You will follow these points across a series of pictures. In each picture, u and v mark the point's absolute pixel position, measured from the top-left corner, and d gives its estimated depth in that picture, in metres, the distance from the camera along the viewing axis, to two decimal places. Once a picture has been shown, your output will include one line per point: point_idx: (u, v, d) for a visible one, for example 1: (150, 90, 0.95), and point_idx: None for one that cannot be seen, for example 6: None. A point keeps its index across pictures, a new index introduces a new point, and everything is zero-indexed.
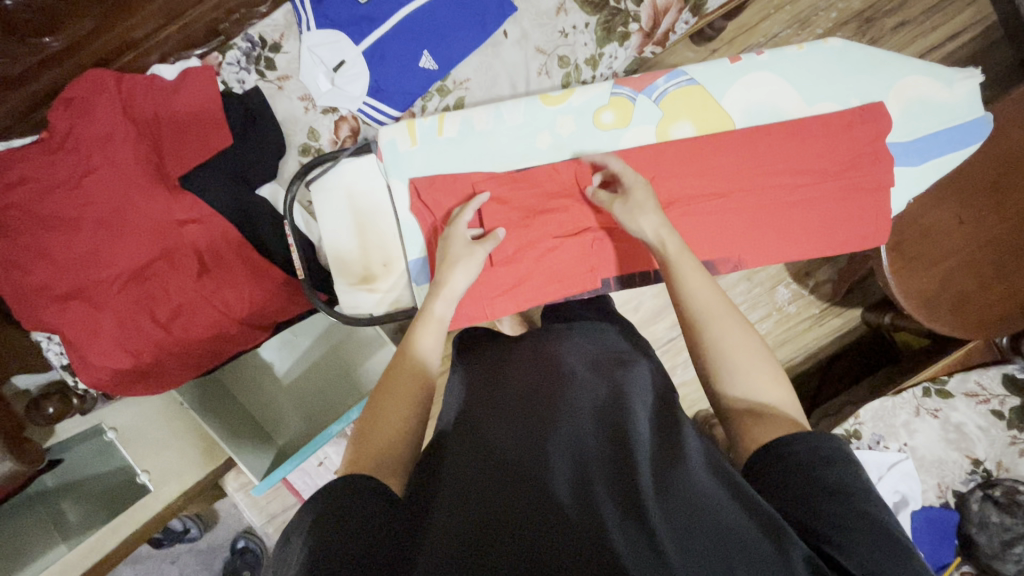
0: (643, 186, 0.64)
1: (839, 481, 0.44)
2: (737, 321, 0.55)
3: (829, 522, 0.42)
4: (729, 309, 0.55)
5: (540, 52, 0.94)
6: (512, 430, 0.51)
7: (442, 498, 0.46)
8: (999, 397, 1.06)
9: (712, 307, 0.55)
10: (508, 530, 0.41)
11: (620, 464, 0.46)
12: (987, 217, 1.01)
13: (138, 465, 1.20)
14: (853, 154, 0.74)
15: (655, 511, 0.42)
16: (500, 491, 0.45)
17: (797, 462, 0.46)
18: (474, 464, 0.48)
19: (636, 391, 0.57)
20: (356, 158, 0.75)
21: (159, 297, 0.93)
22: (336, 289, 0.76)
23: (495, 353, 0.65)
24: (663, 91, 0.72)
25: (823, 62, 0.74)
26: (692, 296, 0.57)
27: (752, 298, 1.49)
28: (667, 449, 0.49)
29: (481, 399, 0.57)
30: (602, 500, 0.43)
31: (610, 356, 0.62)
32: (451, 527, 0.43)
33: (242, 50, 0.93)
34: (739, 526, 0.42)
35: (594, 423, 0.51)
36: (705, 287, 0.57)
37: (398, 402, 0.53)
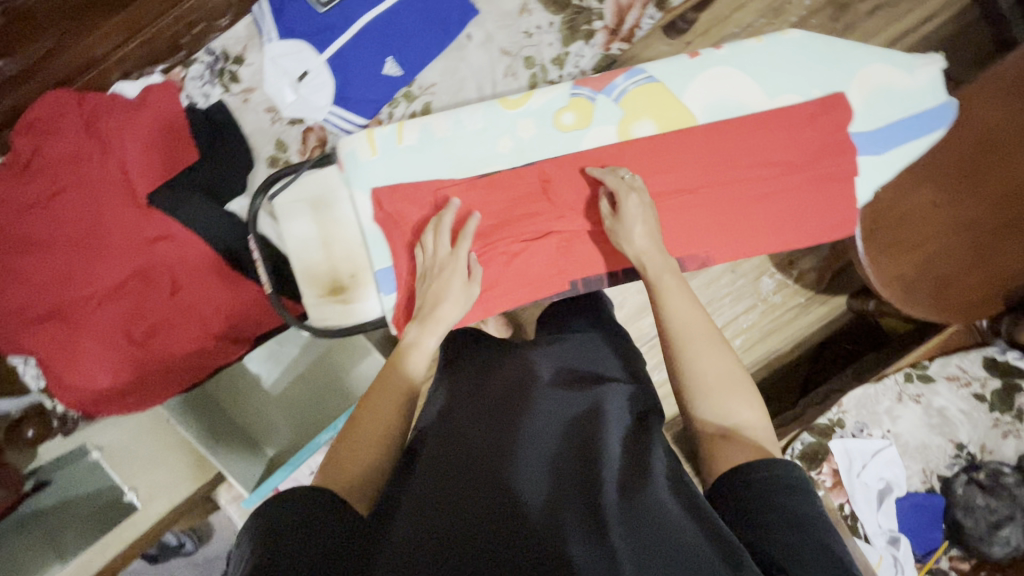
0: (642, 203, 0.64)
1: (799, 511, 0.45)
2: (717, 345, 0.56)
3: (771, 542, 0.44)
4: (711, 332, 0.56)
5: (504, 54, 0.94)
6: (483, 447, 0.53)
7: (408, 509, 0.48)
8: (980, 379, 1.05)
9: (694, 328, 0.57)
10: (469, 545, 0.43)
11: (586, 484, 0.48)
12: (967, 201, 0.99)
13: (126, 483, 1.21)
14: (818, 145, 0.73)
15: (616, 529, 0.44)
16: (466, 505, 0.46)
17: (761, 487, 0.47)
18: (444, 479, 0.50)
19: (611, 406, 0.58)
20: (318, 170, 0.75)
21: (133, 316, 0.92)
22: (305, 302, 0.76)
23: (476, 368, 0.67)
24: (623, 90, 0.72)
25: (783, 54, 0.73)
26: (674, 314, 0.58)
27: (736, 290, 1.47)
28: (635, 465, 0.51)
29: (460, 416, 0.59)
30: (565, 520, 0.45)
31: (590, 372, 0.64)
32: (413, 537, 0.44)
33: (206, 64, 0.94)
34: (695, 543, 0.43)
35: (565, 441, 0.53)
36: (690, 308, 0.59)
37: (376, 420, 0.55)
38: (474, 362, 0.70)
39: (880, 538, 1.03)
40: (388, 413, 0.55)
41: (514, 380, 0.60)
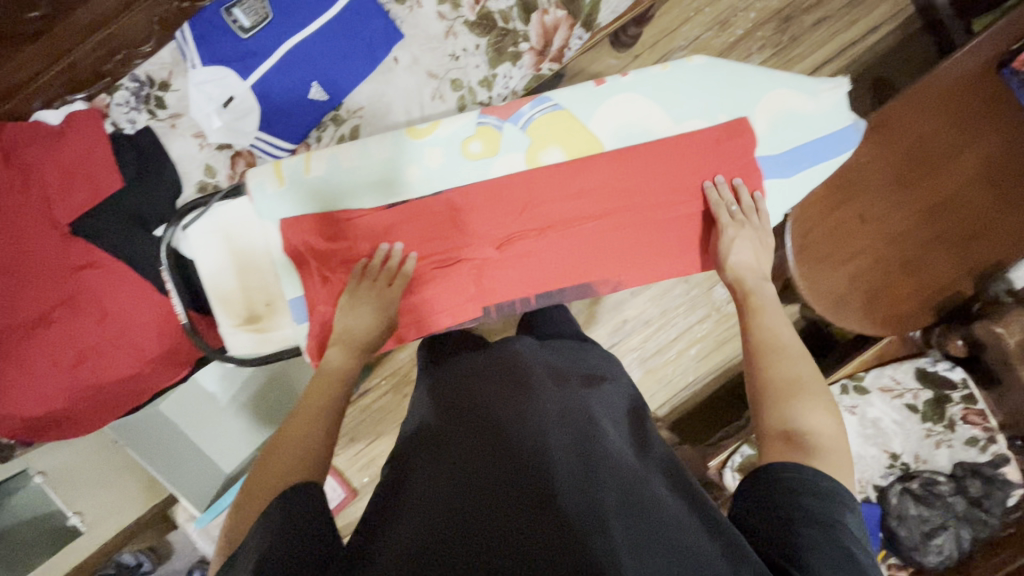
0: (758, 229, 0.71)
1: (818, 510, 0.47)
2: (799, 358, 0.60)
3: (791, 538, 0.46)
4: (797, 347, 0.61)
5: (431, 76, 0.94)
6: (487, 447, 0.55)
7: (412, 509, 0.50)
8: (913, 391, 1.07)
9: (780, 343, 0.62)
10: (468, 536, 0.45)
11: (585, 476, 0.50)
12: (891, 215, 1.02)
13: (69, 508, 1.21)
14: (727, 170, 0.74)
15: (616, 520, 0.46)
16: (469, 502, 0.49)
17: (789, 486, 0.49)
18: (446, 480, 0.52)
19: (607, 410, 0.62)
20: (229, 202, 0.74)
21: (61, 345, 0.91)
22: (221, 331, 0.77)
23: (474, 370, 0.70)
24: (528, 118, 0.72)
25: (688, 79, 0.74)
26: (759, 328, 0.64)
27: (691, 299, 1.49)
28: (637, 465, 0.54)
29: (459, 418, 0.61)
30: (571, 514, 0.46)
31: (587, 376, 0.69)
32: (417, 534, 0.47)
33: (131, 90, 0.92)
34: (697, 541, 0.46)
35: (566, 436, 0.55)
36: (781, 327, 0.63)
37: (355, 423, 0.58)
38: (473, 361, 0.73)
39: None
40: (313, 419, 0.57)
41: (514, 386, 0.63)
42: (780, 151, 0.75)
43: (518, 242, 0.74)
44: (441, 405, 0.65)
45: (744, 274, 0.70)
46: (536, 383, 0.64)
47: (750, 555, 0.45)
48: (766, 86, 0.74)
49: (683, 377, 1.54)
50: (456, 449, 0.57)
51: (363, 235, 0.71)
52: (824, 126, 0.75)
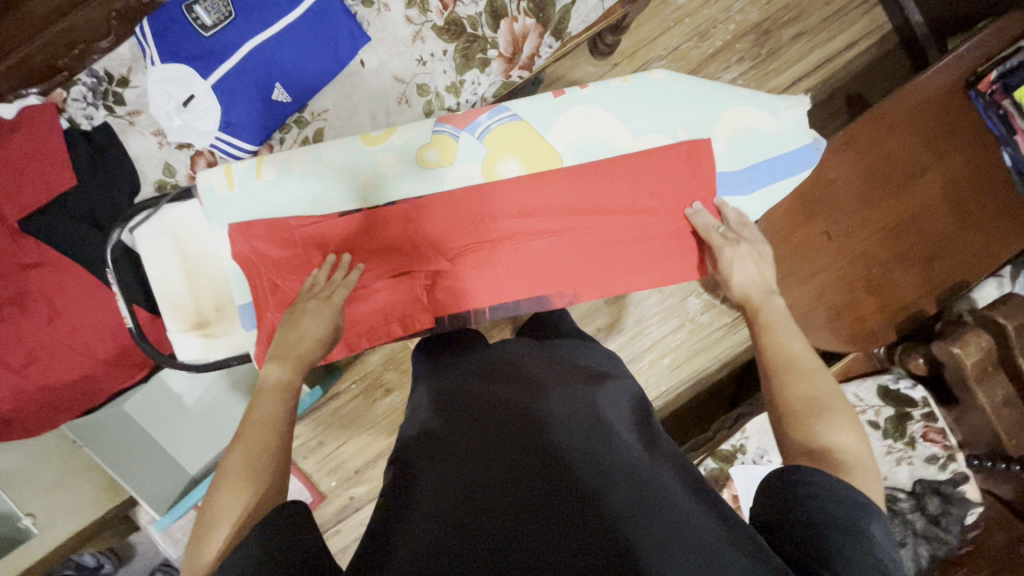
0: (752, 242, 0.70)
1: (848, 518, 0.46)
2: (817, 377, 0.57)
3: (815, 543, 0.44)
4: (812, 364, 0.58)
5: (397, 81, 0.93)
6: (496, 448, 0.54)
7: (420, 514, 0.49)
8: (875, 407, 1.07)
9: (793, 359, 0.59)
10: (480, 540, 0.44)
11: (597, 476, 0.49)
12: (857, 232, 1.02)
13: (21, 509, 1.18)
14: (685, 186, 0.73)
15: (632, 519, 0.45)
16: (478, 505, 0.48)
17: (816, 493, 0.48)
18: (452, 482, 0.51)
19: (614, 408, 0.61)
20: (178, 203, 0.73)
21: (11, 343, 0.89)
22: (169, 335, 0.75)
23: (478, 365, 0.68)
24: (485, 128, 0.71)
25: (649, 93, 0.73)
26: (769, 343, 0.61)
27: (665, 309, 1.49)
28: (649, 461, 0.53)
29: (462, 417, 0.60)
30: (586, 514, 0.45)
31: (591, 373, 0.67)
32: (424, 539, 0.46)
33: (88, 85, 0.90)
34: (715, 538, 0.45)
35: (576, 436, 0.54)
36: (794, 341, 0.61)
37: None
38: (473, 357, 0.70)
39: None
40: (266, 430, 0.54)
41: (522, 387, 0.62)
42: (739, 167, 0.75)
43: (472, 253, 0.73)
44: (442, 402, 0.63)
45: (751, 290, 0.67)
46: (542, 382, 0.63)
47: (766, 553, 0.44)
48: (727, 102, 0.74)
49: (656, 386, 1.54)
50: (462, 446, 0.56)
51: (313, 244, 0.70)
52: (784, 144, 0.75)
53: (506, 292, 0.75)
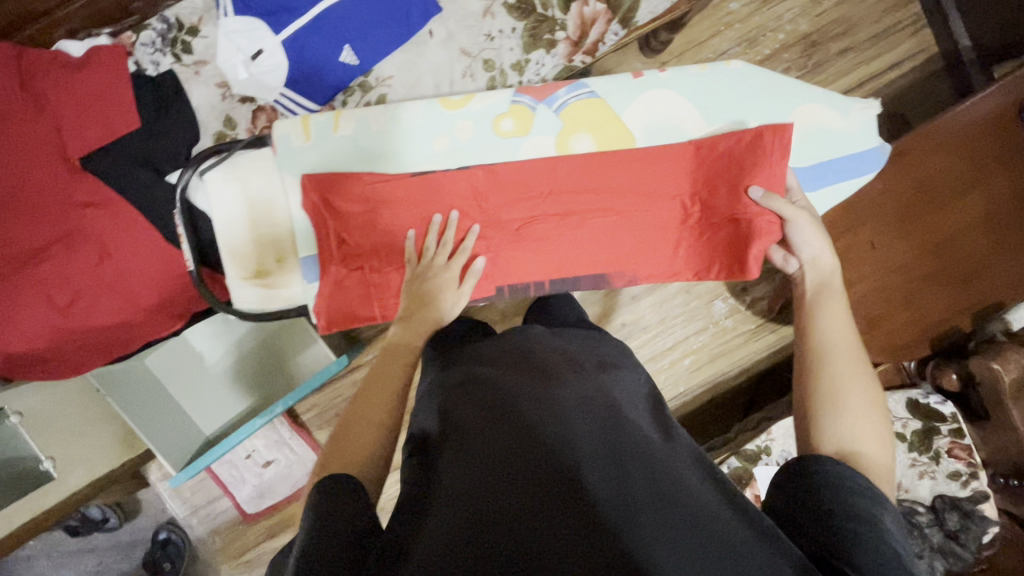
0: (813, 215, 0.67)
1: (865, 508, 0.48)
2: (862, 375, 0.56)
3: (840, 535, 0.46)
4: (857, 363, 0.56)
5: (464, 54, 0.93)
6: (510, 433, 0.53)
7: (438, 509, 0.49)
8: (903, 420, 1.07)
9: (844, 353, 0.57)
10: (498, 533, 0.44)
11: (615, 470, 0.49)
12: (898, 245, 1.03)
13: (42, 452, 1.17)
14: (755, 178, 0.74)
15: (650, 515, 0.45)
16: (491, 494, 0.48)
17: (831, 483, 0.50)
18: (466, 475, 0.51)
19: (629, 396, 0.60)
20: (251, 151, 0.74)
21: (55, 281, 0.88)
22: (227, 282, 0.75)
23: (497, 346, 0.68)
24: (564, 102, 0.72)
25: (725, 83, 0.74)
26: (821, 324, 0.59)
27: (689, 310, 1.50)
28: (663, 451, 0.53)
29: (476, 402, 0.59)
30: (600, 505, 0.45)
31: (601, 358, 0.66)
32: (441, 531, 0.46)
33: (158, 31, 0.91)
34: (734, 532, 0.46)
35: (592, 425, 0.53)
36: (847, 336, 0.59)
37: (376, 403, 0.57)
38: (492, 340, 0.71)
39: None
40: (382, 402, 0.57)
41: (533, 367, 0.61)
42: (808, 163, 0.76)
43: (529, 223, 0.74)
44: (459, 386, 0.63)
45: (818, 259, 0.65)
46: (552, 363, 0.62)
47: (787, 545, 0.46)
48: (799, 98, 0.75)
49: (674, 387, 1.55)
50: (476, 429, 0.56)
51: (382, 202, 0.71)
52: (852, 144, 0.76)
53: (558, 265, 0.76)
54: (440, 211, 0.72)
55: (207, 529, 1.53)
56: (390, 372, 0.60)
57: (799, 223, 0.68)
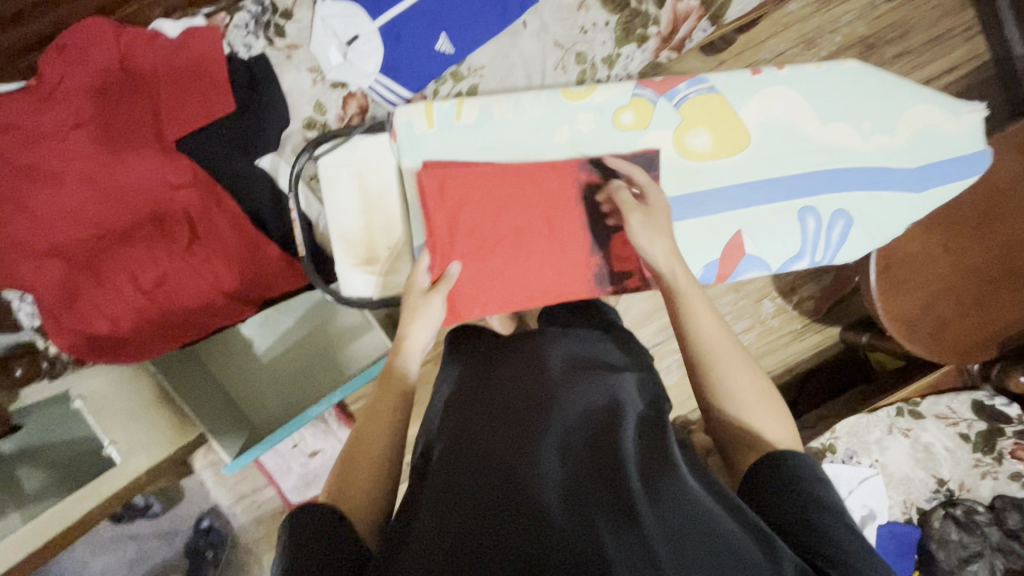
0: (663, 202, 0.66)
1: (820, 495, 0.47)
2: (771, 410, 0.54)
3: (809, 531, 0.44)
4: (766, 405, 0.54)
5: (557, 46, 0.94)
6: (498, 444, 0.53)
7: (428, 512, 0.48)
8: (967, 420, 1.10)
9: (750, 395, 0.54)
10: (492, 538, 0.43)
11: (609, 475, 0.48)
12: (973, 247, 1.03)
13: (105, 436, 1.13)
14: (857, 177, 0.77)
15: (644, 517, 0.44)
16: (485, 499, 0.47)
17: (789, 474, 0.48)
18: (457, 480, 0.50)
19: (625, 398, 0.59)
20: (368, 136, 0.76)
21: (142, 263, 0.88)
22: (338, 268, 0.75)
23: (492, 356, 0.68)
24: (685, 96, 0.75)
25: (841, 82, 0.78)
26: (700, 335, 0.57)
27: (737, 309, 1.45)
28: (659, 450, 0.52)
29: (472, 413, 0.59)
30: (596, 514, 0.44)
31: (599, 359, 0.64)
32: (437, 535, 0.45)
33: (252, 14, 0.91)
34: (731, 530, 0.43)
35: (585, 430, 0.54)
36: (745, 376, 0.55)
37: (374, 430, 0.55)
38: (481, 349, 0.71)
39: None
40: (385, 420, 0.55)
41: (526, 368, 0.62)
42: (915, 165, 0.78)
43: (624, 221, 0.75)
44: (458, 400, 0.63)
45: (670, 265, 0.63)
46: (545, 366, 0.62)
47: (782, 546, 0.43)
48: (912, 99, 0.78)
49: None
50: (468, 439, 0.55)
51: (503, 192, 0.73)
52: (962, 145, 0.78)
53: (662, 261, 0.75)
54: (559, 200, 0.74)
55: (251, 518, 1.50)
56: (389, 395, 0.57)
57: (641, 227, 0.66)
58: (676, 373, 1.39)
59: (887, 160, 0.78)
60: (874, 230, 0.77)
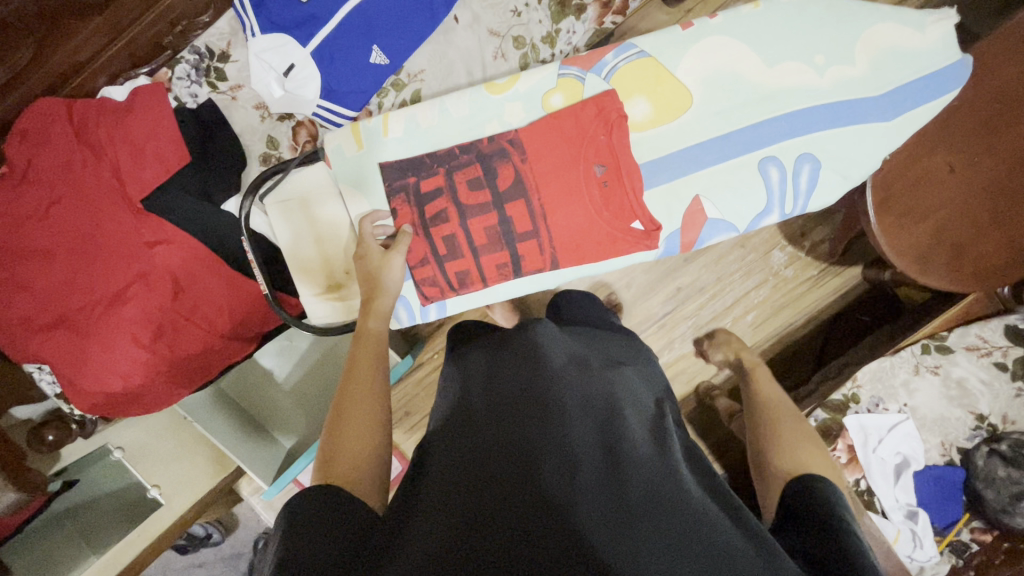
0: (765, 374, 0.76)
1: (839, 517, 0.48)
2: (811, 448, 0.59)
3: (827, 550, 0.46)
4: (801, 439, 0.60)
5: (493, 35, 0.94)
6: (499, 436, 0.53)
7: (426, 507, 0.48)
8: (1002, 348, 1.03)
9: (799, 435, 0.61)
10: (487, 534, 0.43)
11: (608, 476, 0.48)
12: (981, 161, 0.93)
13: (148, 481, 1.23)
14: (814, 123, 0.73)
15: (645, 524, 0.44)
16: (480, 495, 0.47)
17: (817, 500, 0.51)
18: (454, 476, 0.50)
19: (630, 401, 0.59)
20: (305, 167, 0.77)
21: (138, 321, 0.88)
22: (302, 300, 0.77)
23: (493, 354, 0.67)
24: (613, 67, 0.73)
25: (781, 17, 0.74)
26: (760, 397, 0.70)
27: (747, 264, 1.37)
28: (659, 455, 0.52)
29: (475, 407, 0.59)
30: (594, 512, 0.44)
31: (602, 360, 0.66)
32: (432, 530, 0.44)
33: (191, 63, 0.95)
34: (731, 545, 0.44)
35: (590, 427, 0.53)
36: (789, 426, 0.63)
37: (364, 420, 0.56)
38: (484, 345, 0.71)
39: (896, 513, 1.02)
40: (371, 400, 0.58)
41: (527, 360, 0.62)
42: (881, 92, 0.73)
43: (563, 179, 0.71)
44: (466, 393, 0.62)
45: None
46: (548, 360, 0.62)
47: (783, 559, 0.44)
48: (867, 21, 0.74)
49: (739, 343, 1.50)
50: (466, 435, 0.55)
51: (460, 176, 0.72)
52: (932, 62, 0.74)
53: (605, 231, 0.73)
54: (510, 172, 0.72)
55: None
56: (366, 364, 0.61)
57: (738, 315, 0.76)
58: (689, 341, 1.35)
59: (853, 90, 0.73)
60: (847, 170, 0.74)
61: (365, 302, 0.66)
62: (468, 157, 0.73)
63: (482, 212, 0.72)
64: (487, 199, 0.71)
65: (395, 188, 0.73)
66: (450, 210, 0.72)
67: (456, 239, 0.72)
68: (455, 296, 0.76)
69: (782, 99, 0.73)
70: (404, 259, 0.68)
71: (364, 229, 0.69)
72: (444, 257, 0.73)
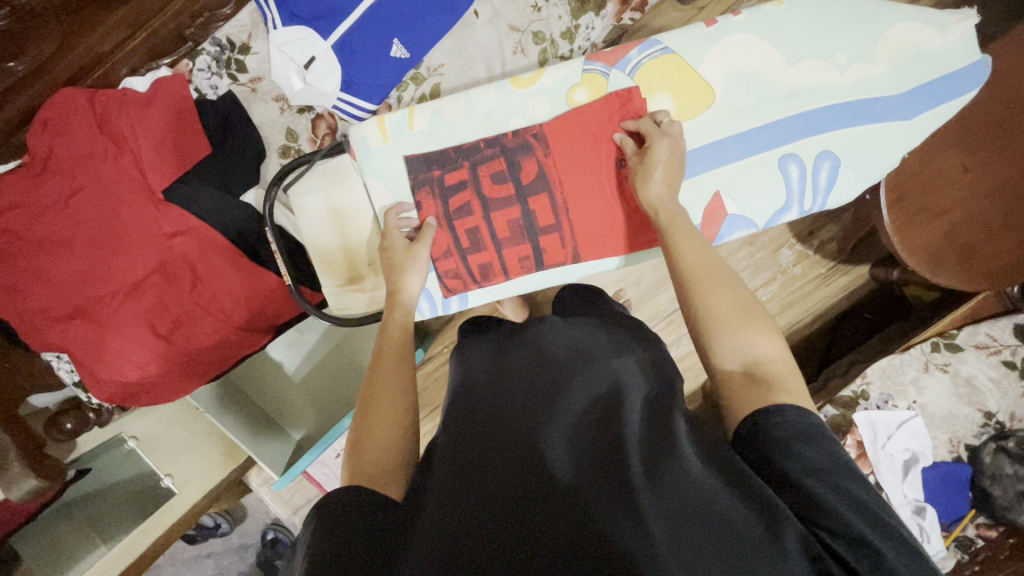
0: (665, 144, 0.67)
1: (815, 458, 0.46)
2: (756, 331, 0.55)
3: (806, 498, 0.44)
4: (744, 324, 0.55)
5: (513, 30, 0.95)
6: (501, 427, 0.53)
7: (433, 498, 0.48)
8: (1011, 346, 1.05)
9: (735, 313, 0.56)
10: (491, 526, 0.43)
11: (609, 456, 0.47)
12: (995, 162, 0.94)
13: (160, 470, 1.24)
14: (832, 121, 0.74)
15: (647, 502, 0.43)
16: (484, 486, 0.47)
17: (774, 438, 0.47)
18: (458, 466, 0.50)
19: (633, 381, 0.58)
20: (330, 159, 0.79)
21: (157, 310, 0.90)
22: (325, 292, 0.78)
23: (501, 347, 0.68)
24: (637, 63, 0.74)
25: (801, 17, 0.75)
26: (683, 262, 0.61)
27: (756, 261, 1.37)
28: (661, 431, 0.50)
29: (479, 398, 0.59)
30: (595, 495, 0.44)
31: (606, 343, 0.64)
32: (439, 523, 0.45)
33: (212, 54, 0.96)
34: (736, 517, 0.43)
35: (589, 411, 0.53)
36: (723, 298, 0.57)
37: (388, 412, 0.57)
38: (495, 338, 0.72)
39: (904, 508, 1.03)
40: (395, 391, 0.58)
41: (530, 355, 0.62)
42: (901, 91, 0.75)
43: (585, 174, 0.73)
44: (472, 383, 0.62)
45: (660, 202, 0.65)
46: (550, 353, 0.62)
47: (786, 520, 0.42)
48: (886, 22, 0.75)
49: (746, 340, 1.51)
50: (470, 425, 0.55)
51: (486, 170, 0.73)
52: (950, 63, 0.75)
53: (624, 225, 0.74)
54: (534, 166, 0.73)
55: None
56: (394, 355, 0.61)
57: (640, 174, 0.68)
58: None
59: (873, 89, 0.75)
60: (865, 168, 0.75)
61: (390, 293, 0.67)
62: (493, 151, 0.74)
63: (506, 206, 0.73)
64: (511, 192, 0.73)
65: (419, 181, 0.74)
66: (475, 203, 0.73)
67: (480, 232, 0.73)
68: (477, 289, 0.77)
69: (802, 98, 0.74)
70: (429, 252, 0.69)
71: (390, 221, 0.71)
72: (467, 250, 0.73)
